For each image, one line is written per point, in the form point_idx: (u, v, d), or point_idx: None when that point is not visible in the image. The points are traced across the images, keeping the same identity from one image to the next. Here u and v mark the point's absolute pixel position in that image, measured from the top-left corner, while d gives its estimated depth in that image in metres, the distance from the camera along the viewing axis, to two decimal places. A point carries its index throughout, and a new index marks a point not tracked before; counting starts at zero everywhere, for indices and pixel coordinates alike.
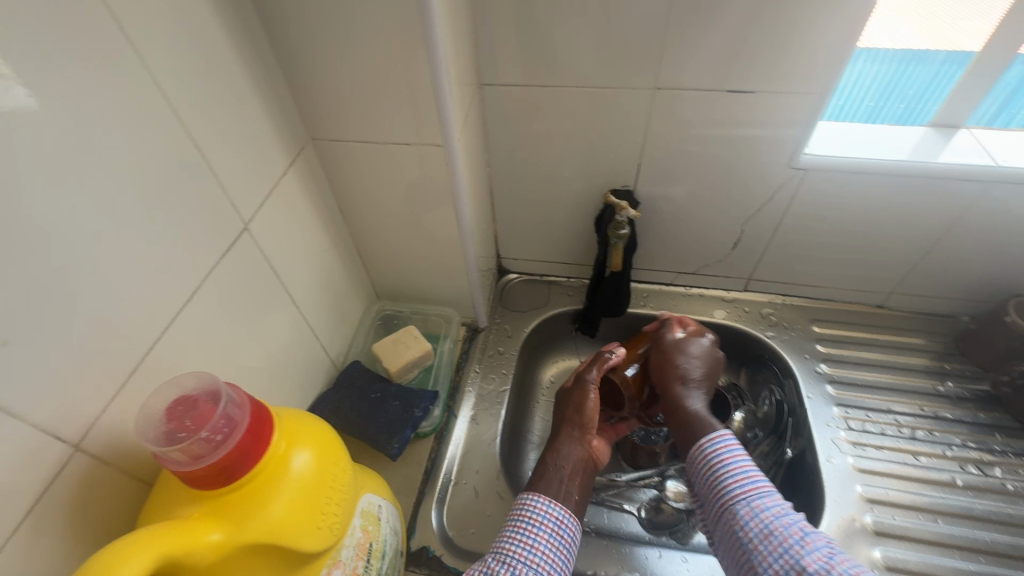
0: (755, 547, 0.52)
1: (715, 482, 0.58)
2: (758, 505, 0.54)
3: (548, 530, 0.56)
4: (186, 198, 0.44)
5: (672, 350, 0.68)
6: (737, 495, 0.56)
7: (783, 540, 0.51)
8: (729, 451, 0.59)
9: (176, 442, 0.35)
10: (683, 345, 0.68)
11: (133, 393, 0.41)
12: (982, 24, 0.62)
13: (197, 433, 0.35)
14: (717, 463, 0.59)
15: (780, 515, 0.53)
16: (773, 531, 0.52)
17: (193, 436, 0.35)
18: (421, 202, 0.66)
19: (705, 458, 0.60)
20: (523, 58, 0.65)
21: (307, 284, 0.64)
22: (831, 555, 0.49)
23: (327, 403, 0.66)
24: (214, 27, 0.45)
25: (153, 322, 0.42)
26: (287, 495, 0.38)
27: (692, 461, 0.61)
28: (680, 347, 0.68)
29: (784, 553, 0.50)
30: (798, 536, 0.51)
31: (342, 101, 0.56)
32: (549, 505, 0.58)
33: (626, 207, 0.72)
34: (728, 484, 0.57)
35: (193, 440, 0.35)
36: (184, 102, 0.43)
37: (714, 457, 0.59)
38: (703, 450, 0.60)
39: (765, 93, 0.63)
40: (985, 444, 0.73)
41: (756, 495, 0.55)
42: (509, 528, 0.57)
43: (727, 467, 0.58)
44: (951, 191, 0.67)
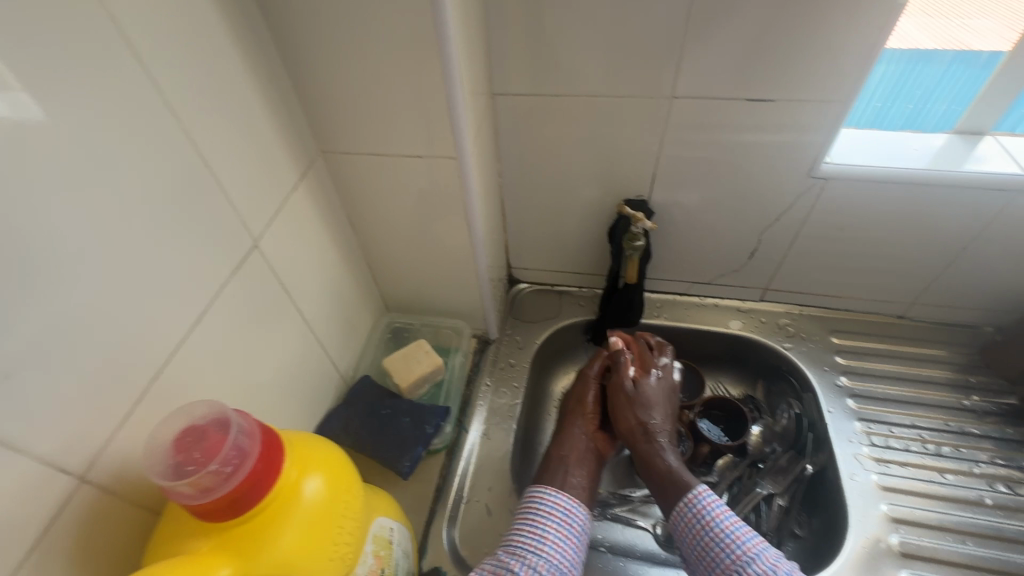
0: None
1: (704, 546, 0.55)
2: (750, 572, 0.51)
3: (557, 521, 0.56)
4: (195, 216, 0.43)
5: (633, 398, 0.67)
6: (729, 563, 0.53)
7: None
8: (714, 508, 0.56)
9: (185, 475, 0.34)
10: (646, 391, 0.67)
11: (141, 418, 0.40)
12: (992, 27, 0.60)
13: (206, 466, 0.34)
14: (705, 524, 0.55)
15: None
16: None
17: (202, 469, 0.34)
18: (432, 214, 0.64)
19: (692, 520, 0.57)
20: (536, 68, 0.64)
21: (317, 298, 0.63)
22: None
23: (337, 419, 0.65)
24: (223, 41, 0.44)
25: (162, 344, 0.41)
26: (298, 525, 0.37)
27: (676, 523, 0.58)
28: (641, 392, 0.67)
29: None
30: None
31: (352, 114, 0.55)
32: (557, 496, 0.59)
33: (642, 219, 0.70)
34: (718, 549, 0.54)
35: (202, 473, 0.33)
36: (193, 118, 0.42)
37: (700, 518, 0.56)
38: (685, 514, 0.57)
39: (785, 101, 0.62)
40: (1014, 461, 0.71)
41: (747, 559, 0.52)
42: (518, 523, 0.57)
43: (715, 527, 0.55)
44: (977, 200, 0.65)
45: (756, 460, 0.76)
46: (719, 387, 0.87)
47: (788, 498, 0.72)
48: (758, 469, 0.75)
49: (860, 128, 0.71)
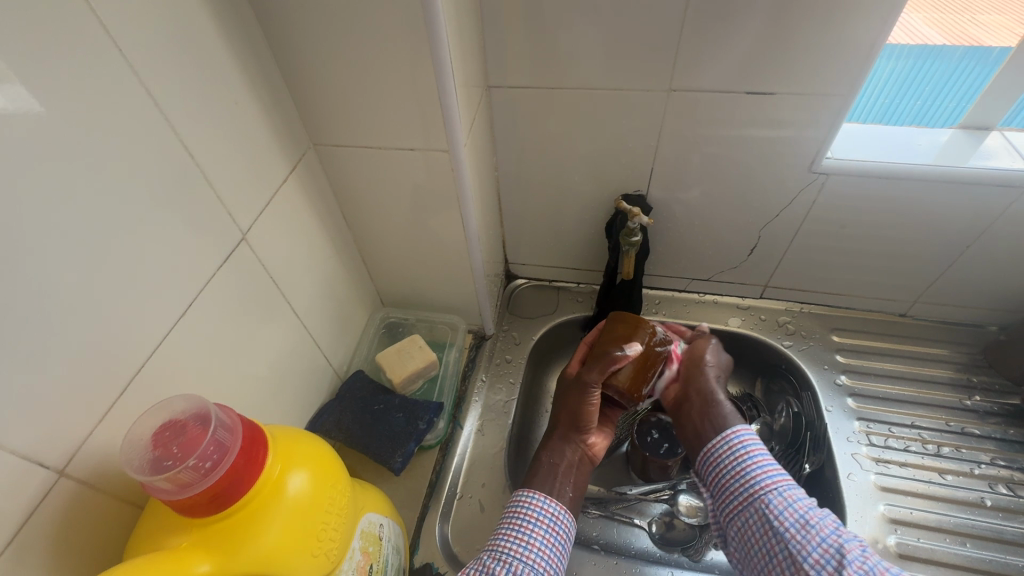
0: (790, 537, 0.51)
1: (741, 471, 0.57)
2: (789, 495, 0.54)
3: (543, 527, 0.56)
4: (180, 208, 0.43)
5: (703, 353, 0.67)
6: (768, 486, 0.55)
7: (820, 529, 0.50)
8: (754, 441, 0.59)
9: (163, 470, 0.33)
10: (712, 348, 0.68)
11: (125, 413, 0.40)
12: (996, 19, 0.61)
13: (184, 461, 0.33)
14: (746, 452, 0.58)
15: (812, 503, 0.53)
16: (808, 521, 0.51)
17: (180, 464, 0.33)
18: (426, 208, 0.64)
19: (732, 447, 0.59)
20: (533, 60, 0.63)
21: (309, 293, 0.62)
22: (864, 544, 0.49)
23: (330, 414, 0.65)
24: (209, 31, 0.43)
25: (146, 338, 0.41)
26: (281, 520, 0.37)
27: (716, 450, 0.60)
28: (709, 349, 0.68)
29: (822, 541, 0.50)
30: (833, 526, 0.51)
31: (344, 106, 0.55)
32: (546, 502, 0.57)
33: (638, 215, 0.69)
34: (757, 473, 0.56)
35: (180, 469, 0.33)
36: (178, 110, 0.41)
37: (741, 447, 0.58)
38: (729, 442, 0.59)
39: (786, 95, 0.61)
40: (1015, 462, 0.70)
41: (786, 485, 0.55)
42: (505, 525, 0.56)
43: (756, 455, 0.58)
44: (981, 197, 0.64)
45: None
46: None
47: None
48: None
49: (863, 122, 0.70)
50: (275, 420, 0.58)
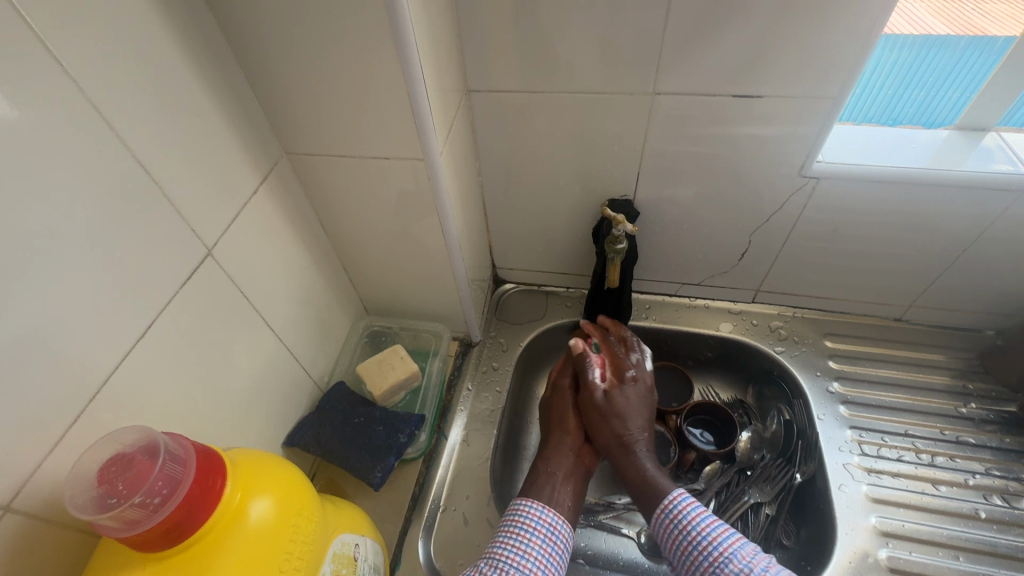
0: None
1: (682, 549, 0.53)
2: (728, 572, 0.49)
3: (539, 536, 0.54)
4: (135, 225, 0.42)
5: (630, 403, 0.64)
6: (708, 566, 0.51)
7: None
8: (689, 509, 0.55)
9: (108, 508, 0.32)
10: (632, 394, 0.65)
11: (78, 439, 0.39)
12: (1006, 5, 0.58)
13: (131, 498, 0.32)
14: (681, 528, 0.54)
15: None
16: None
17: (126, 501, 0.32)
18: (405, 216, 0.62)
19: (670, 523, 0.55)
20: (512, 64, 0.61)
21: (285, 305, 0.61)
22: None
23: (308, 428, 0.64)
24: (164, 42, 0.42)
25: (98, 362, 0.40)
26: (239, 549, 0.36)
27: (657, 531, 0.56)
28: (626, 395, 0.65)
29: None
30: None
31: (315, 114, 0.53)
32: (543, 511, 0.56)
33: (622, 222, 0.67)
34: (695, 554, 0.52)
35: (125, 506, 0.32)
36: (129, 126, 0.40)
37: (676, 522, 0.55)
38: (663, 518, 0.56)
39: (772, 98, 0.59)
40: (1011, 472, 0.68)
41: (724, 559, 0.50)
42: (503, 534, 0.55)
43: (692, 530, 0.53)
44: (977, 201, 0.62)
45: (744, 467, 0.74)
46: (710, 391, 0.85)
47: (776, 508, 0.70)
48: (746, 477, 0.73)
49: (856, 123, 0.68)
50: (251, 435, 0.57)
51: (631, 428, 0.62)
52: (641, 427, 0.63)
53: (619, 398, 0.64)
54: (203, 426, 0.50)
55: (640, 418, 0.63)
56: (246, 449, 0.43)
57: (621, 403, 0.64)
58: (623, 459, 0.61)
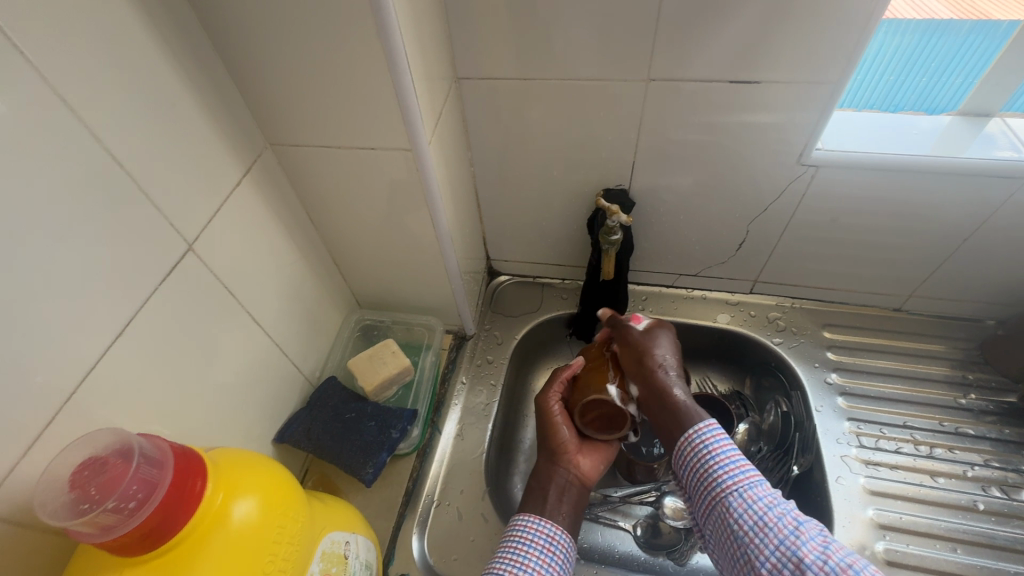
0: (749, 541, 0.49)
1: (704, 472, 0.54)
2: (750, 495, 0.50)
3: (538, 548, 0.54)
4: (110, 221, 0.40)
5: (669, 339, 0.61)
6: (729, 487, 0.52)
7: (777, 531, 0.47)
8: (720, 437, 0.55)
9: (80, 514, 0.32)
10: (670, 337, 0.61)
11: (55, 440, 0.38)
12: None
13: (104, 503, 0.32)
14: (709, 450, 0.54)
15: (772, 504, 0.49)
16: (768, 524, 0.48)
17: (99, 506, 0.32)
18: (394, 207, 0.61)
19: (695, 448, 0.55)
20: (503, 50, 0.59)
21: (272, 299, 0.60)
22: (825, 544, 0.46)
23: (299, 424, 0.63)
24: (137, 28, 0.40)
25: (74, 362, 0.39)
26: (220, 552, 0.35)
27: (681, 450, 0.55)
28: (667, 337, 0.61)
29: (780, 545, 0.47)
30: (792, 526, 0.47)
31: (299, 103, 0.51)
32: (540, 523, 0.56)
33: (617, 213, 0.66)
34: (718, 475, 0.53)
35: (99, 512, 0.31)
36: (101, 117, 0.39)
37: (705, 446, 0.54)
38: (693, 441, 0.55)
39: (771, 84, 0.57)
40: (1011, 464, 0.68)
41: (746, 485, 0.51)
42: (501, 549, 0.55)
43: (719, 454, 0.53)
44: (980, 189, 0.61)
45: None
46: (707, 382, 0.84)
47: None
48: None
49: (856, 109, 0.66)
50: (239, 433, 0.56)
51: (678, 364, 0.59)
52: (680, 364, 0.60)
53: (659, 338, 0.60)
54: (190, 424, 0.49)
55: (678, 356, 0.60)
56: (229, 448, 0.42)
57: (664, 342, 0.60)
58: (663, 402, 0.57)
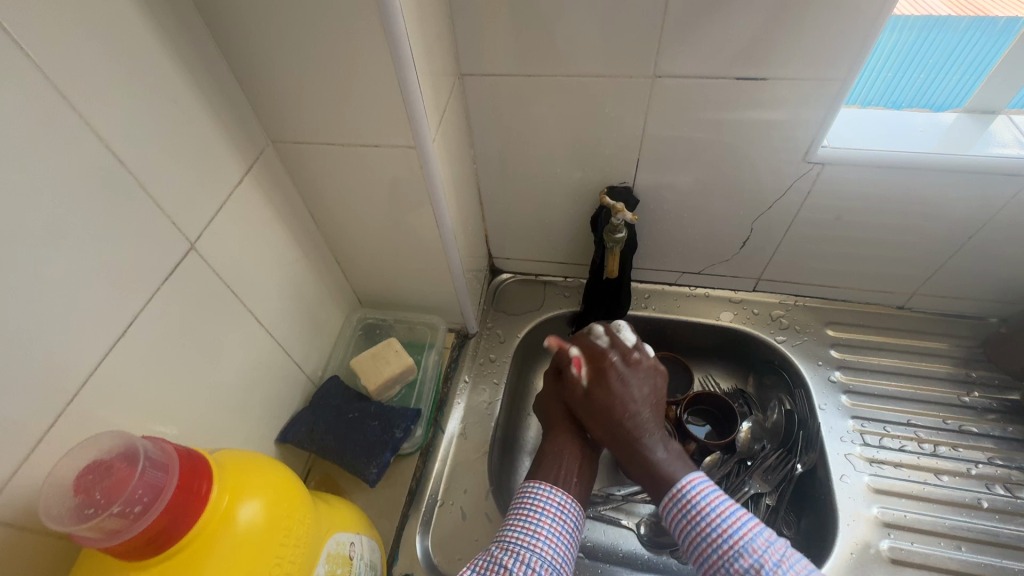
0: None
1: (691, 542, 0.52)
2: (737, 569, 0.48)
3: (550, 515, 0.54)
4: (112, 220, 0.40)
5: (613, 387, 0.59)
6: (717, 560, 0.50)
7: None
8: (699, 502, 0.52)
9: (86, 519, 0.31)
10: (620, 376, 0.60)
11: (59, 441, 0.38)
12: None
13: (109, 508, 0.31)
14: (691, 520, 0.52)
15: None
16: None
17: (104, 511, 0.31)
18: (397, 206, 0.60)
19: (677, 517, 0.53)
20: (507, 45, 0.59)
21: (274, 299, 0.59)
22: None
23: (302, 423, 0.63)
24: (137, 24, 0.39)
25: (76, 363, 0.38)
26: (227, 553, 0.34)
27: (665, 520, 0.54)
28: (614, 382, 0.59)
29: None
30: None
31: (301, 100, 0.51)
32: (551, 491, 0.56)
33: (622, 210, 0.65)
34: (704, 545, 0.51)
35: (104, 517, 0.31)
36: (102, 115, 0.38)
37: (685, 515, 0.53)
38: (671, 510, 0.54)
39: (778, 80, 0.57)
40: (1014, 461, 0.68)
41: (734, 555, 0.49)
42: (512, 516, 0.55)
43: (701, 521, 0.52)
44: (986, 187, 0.60)
45: (745, 457, 0.73)
46: (709, 380, 0.84)
47: (776, 498, 0.70)
48: (746, 467, 0.72)
49: (860, 106, 0.66)
50: (241, 434, 0.56)
51: (630, 410, 0.58)
52: (640, 399, 0.59)
53: (603, 390, 0.59)
54: (192, 425, 0.49)
55: (636, 396, 0.59)
56: (234, 450, 0.41)
57: (605, 396, 0.59)
58: (634, 461, 0.57)
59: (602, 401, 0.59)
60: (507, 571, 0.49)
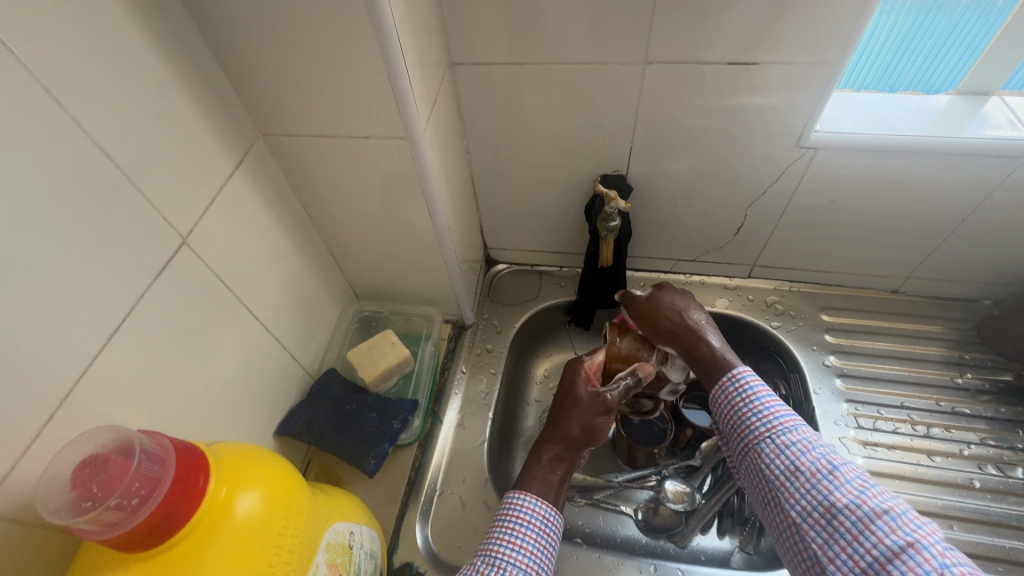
0: (780, 484, 0.50)
1: (736, 420, 0.56)
2: (783, 442, 0.52)
3: (534, 530, 0.53)
4: (100, 216, 0.40)
5: (669, 300, 0.64)
6: (763, 432, 0.53)
7: (811, 476, 0.49)
8: (753, 386, 0.56)
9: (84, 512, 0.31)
10: (673, 292, 0.65)
11: (56, 437, 0.38)
12: None
13: (106, 501, 0.32)
14: (740, 399, 0.56)
15: (807, 449, 0.50)
16: (800, 468, 0.50)
17: (101, 504, 0.32)
18: (391, 199, 0.60)
19: (729, 394, 0.57)
20: (498, 33, 0.58)
21: (268, 292, 0.59)
22: (860, 490, 0.46)
23: (300, 416, 0.63)
24: (120, 15, 0.39)
25: (71, 360, 0.38)
26: (226, 541, 0.35)
27: (714, 398, 0.58)
28: (670, 293, 0.64)
29: (813, 491, 0.48)
30: (826, 471, 0.48)
31: (290, 91, 0.50)
32: (537, 503, 0.55)
33: (615, 199, 0.65)
34: (751, 421, 0.54)
35: (101, 510, 0.31)
36: (89, 112, 0.38)
37: (738, 393, 0.56)
38: (727, 388, 0.57)
39: (770, 65, 0.56)
40: (1006, 442, 0.69)
41: (781, 429, 0.53)
42: (496, 528, 0.54)
43: (754, 401, 0.55)
44: (979, 169, 0.60)
45: None
46: None
47: None
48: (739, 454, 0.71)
49: (854, 90, 0.66)
50: (238, 428, 0.56)
51: (681, 321, 0.62)
52: (693, 308, 0.63)
53: (662, 297, 0.64)
54: (189, 418, 0.49)
55: (686, 306, 0.63)
56: (230, 443, 0.42)
57: (659, 304, 0.64)
58: (697, 347, 0.60)
59: (661, 307, 0.63)
60: None
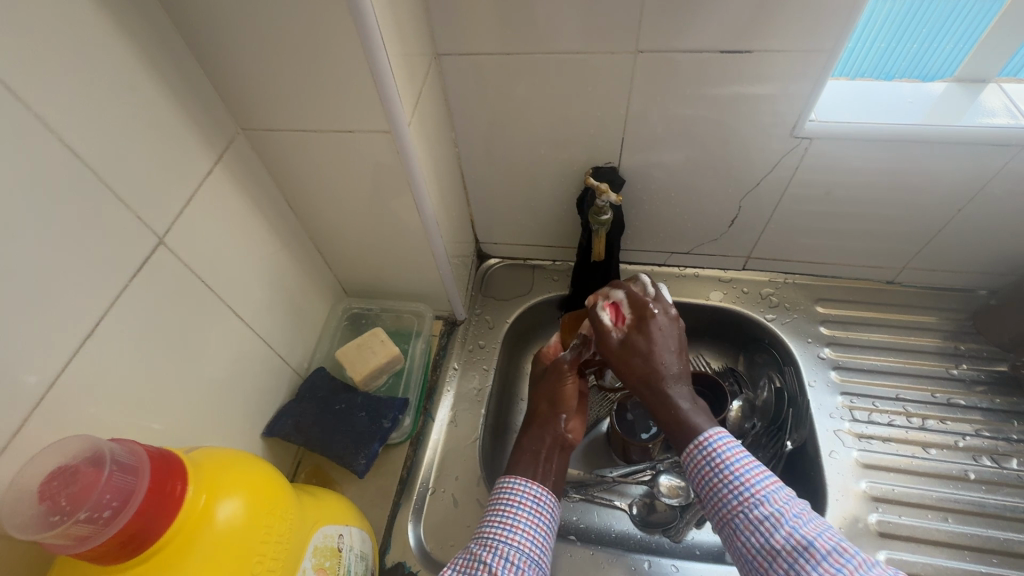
0: (759, 564, 0.47)
1: (710, 489, 0.52)
2: (757, 514, 0.48)
3: (527, 510, 0.53)
4: (71, 216, 0.38)
5: (652, 338, 0.56)
6: (736, 506, 0.50)
7: (787, 555, 0.45)
8: (724, 450, 0.52)
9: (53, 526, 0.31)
10: (655, 329, 0.56)
11: (27, 446, 0.37)
12: None
13: (75, 514, 0.31)
14: (712, 467, 0.52)
15: (779, 524, 0.47)
16: (774, 547, 0.46)
17: (71, 517, 0.31)
18: (378, 194, 0.59)
19: (700, 462, 0.52)
20: (485, 22, 0.56)
21: (253, 291, 0.58)
22: (839, 565, 0.43)
23: (288, 417, 0.62)
24: (86, 4, 0.37)
25: (42, 365, 0.37)
26: (207, 550, 0.34)
27: (686, 463, 0.54)
28: (650, 334, 0.56)
29: (789, 569, 0.45)
30: (802, 547, 0.45)
31: (269, 84, 0.49)
32: (527, 484, 0.55)
33: (607, 191, 0.64)
34: (724, 493, 0.51)
35: (70, 523, 0.30)
36: (55, 108, 0.36)
37: (709, 462, 0.52)
38: (695, 455, 0.53)
39: (763, 53, 0.55)
40: (1001, 433, 0.68)
41: (754, 502, 0.49)
42: (489, 513, 0.54)
43: (725, 470, 0.51)
44: (977, 159, 0.59)
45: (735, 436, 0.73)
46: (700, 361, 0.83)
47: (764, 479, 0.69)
48: None
49: (849, 79, 0.65)
50: (225, 430, 0.55)
51: (659, 362, 0.55)
52: (671, 355, 0.56)
53: (642, 337, 0.56)
54: (172, 422, 0.48)
55: (662, 348, 0.56)
56: (210, 448, 0.41)
57: (640, 345, 0.56)
58: (661, 401, 0.55)
59: (638, 341, 0.57)
60: (486, 567, 0.48)
